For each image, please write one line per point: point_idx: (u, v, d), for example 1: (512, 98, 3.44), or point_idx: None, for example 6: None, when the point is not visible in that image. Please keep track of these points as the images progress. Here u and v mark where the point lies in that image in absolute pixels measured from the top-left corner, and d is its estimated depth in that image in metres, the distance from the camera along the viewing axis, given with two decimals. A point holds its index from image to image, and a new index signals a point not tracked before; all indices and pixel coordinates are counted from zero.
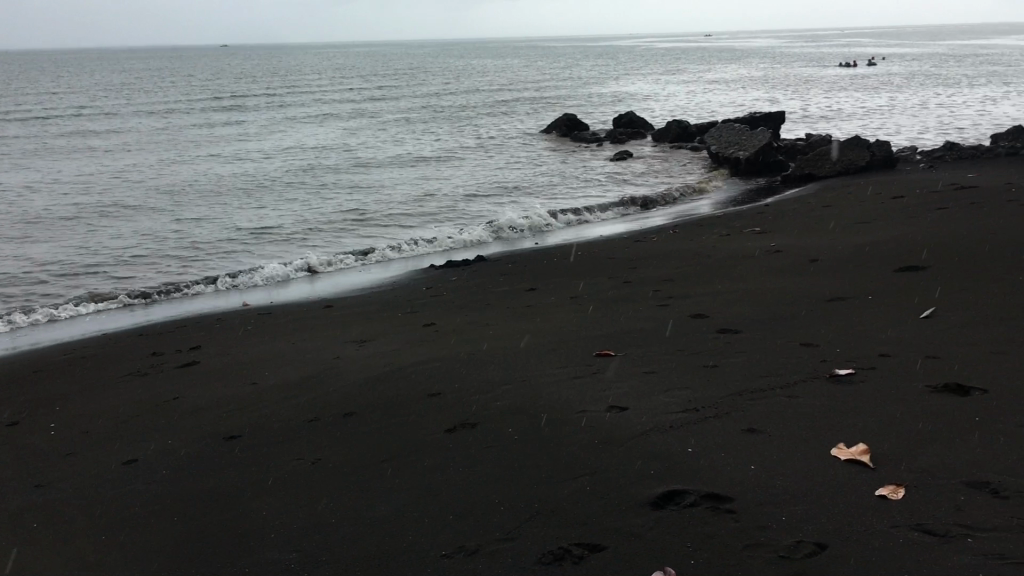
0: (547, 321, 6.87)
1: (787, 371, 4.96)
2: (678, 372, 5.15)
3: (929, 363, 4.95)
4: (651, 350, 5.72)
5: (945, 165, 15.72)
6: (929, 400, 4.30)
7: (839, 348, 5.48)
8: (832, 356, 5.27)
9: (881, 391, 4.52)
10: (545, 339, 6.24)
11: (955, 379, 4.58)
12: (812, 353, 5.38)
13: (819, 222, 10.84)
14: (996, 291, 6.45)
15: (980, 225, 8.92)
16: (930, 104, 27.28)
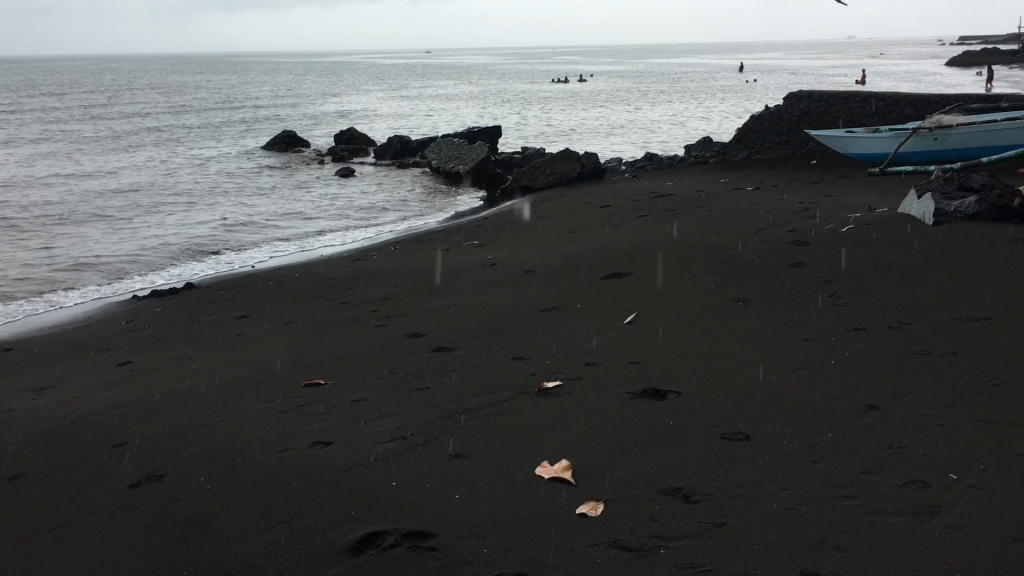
0: (251, 355, 6.48)
1: (491, 388, 4.95)
2: (382, 397, 4.98)
3: (625, 366, 5.13)
4: (359, 376, 5.51)
5: (646, 174, 16.81)
6: (621, 402, 4.44)
7: (542, 357, 5.56)
8: (534, 367, 5.34)
9: (577, 396, 4.59)
10: (247, 373, 5.87)
11: (643, 380, 4.78)
12: (516, 366, 5.41)
13: (533, 232, 11.12)
14: (690, 294, 6.82)
15: (674, 231, 9.50)
16: (633, 118, 29.24)
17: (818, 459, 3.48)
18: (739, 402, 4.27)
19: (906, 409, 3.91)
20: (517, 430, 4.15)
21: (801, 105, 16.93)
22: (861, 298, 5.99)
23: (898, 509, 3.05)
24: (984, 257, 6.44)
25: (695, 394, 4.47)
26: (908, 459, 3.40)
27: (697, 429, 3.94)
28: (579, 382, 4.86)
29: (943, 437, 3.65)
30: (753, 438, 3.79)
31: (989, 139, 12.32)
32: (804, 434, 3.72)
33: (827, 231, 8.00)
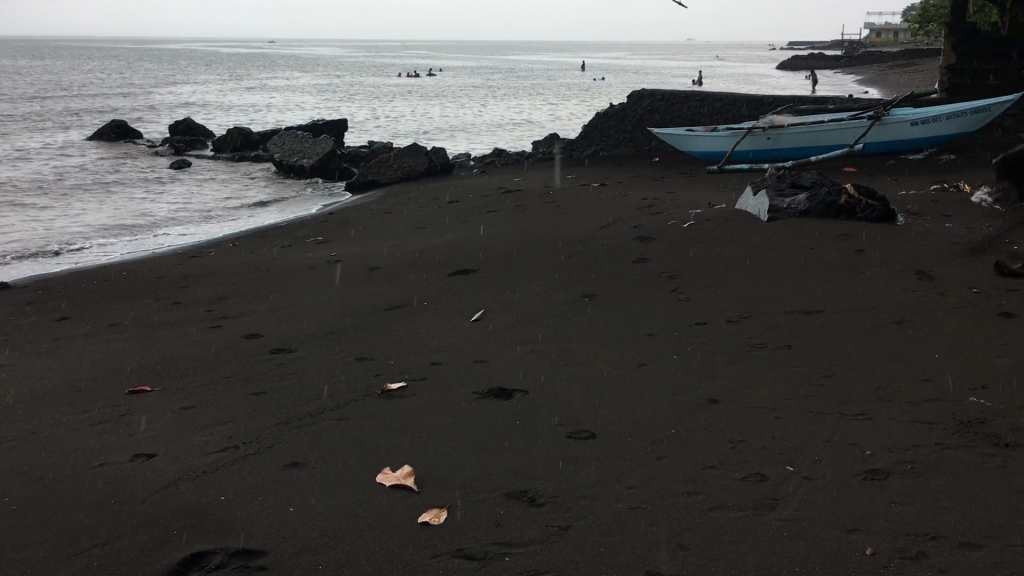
0: (66, 360, 6.02)
1: (319, 390, 4.74)
2: (202, 402, 4.69)
3: (456, 366, 5.03)
4: (180, 381, 5.19)
5: (494, 170, 16.83)
6: (447, 403, 4.32)
7: (377, 357, 5.39)
8: (369, 367, 5.16)
9: (405, 399, 4.46)
10: (61, 379, 5.42)
11: (476, 380, 4.69)
12: (349, 367, 5.21)
13: (379, 228, 10.89)
14: (536, 290, 6.80)
15: (521, 227, 9.50)
16: (481, 114, 29.29)
17: (633, 458, 3.48)
18: (563, 402, 4.23)
19: (725, 406, 3.99)
20: (344, 435, 3.97)
21: (644, 103, 17.34)
22: (702, 292, 6.12)
23: (720, 498, 3.07)
24: (815, 252, 6.70)
25: (526, 393, 4.42)
26: (725, 453, 3.45)
27: (518, 429, 3.89)
28: (412, 383, 4.72)
29: (761, 424, 3.74)
30: (570, 436, 3.76)
31: (817, 140, 12.95)
32: (612, 436, 3.72)
33: (669, 227, 8.17)
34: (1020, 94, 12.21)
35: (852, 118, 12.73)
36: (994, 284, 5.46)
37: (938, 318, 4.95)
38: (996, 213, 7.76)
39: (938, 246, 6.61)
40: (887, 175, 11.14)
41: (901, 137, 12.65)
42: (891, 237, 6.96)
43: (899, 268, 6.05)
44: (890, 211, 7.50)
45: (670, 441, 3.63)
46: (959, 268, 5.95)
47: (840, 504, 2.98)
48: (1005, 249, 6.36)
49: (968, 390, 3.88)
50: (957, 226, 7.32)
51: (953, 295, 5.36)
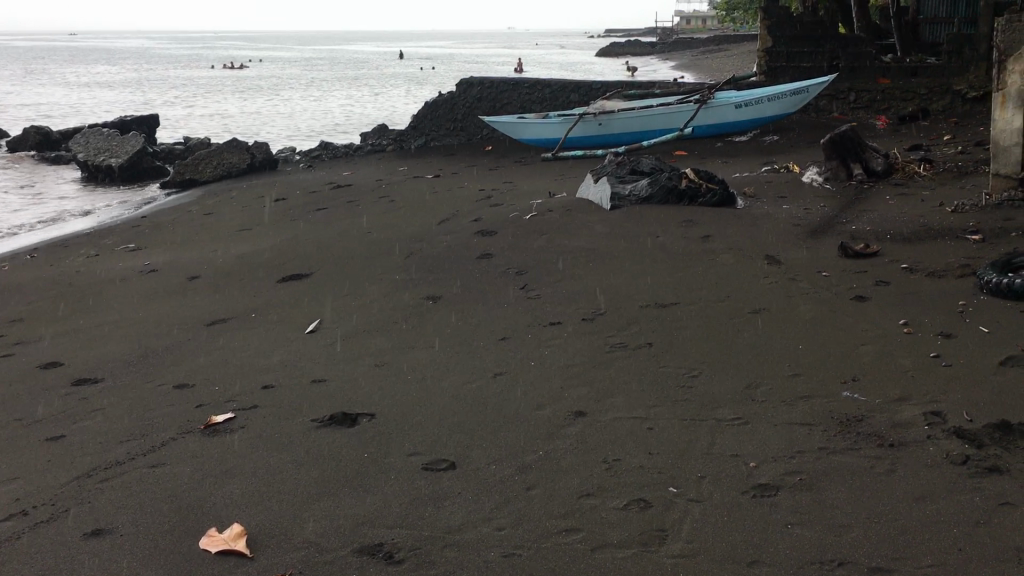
0: None
1: (130, 430, 4.09)
2: None
3: (291, 389, 4.48)
4: None
5: (322, 165, 16.08)
6: (283, 436, 3.80)
7: (199, 383, 4.76)
8: (191, 397, 4.53)
9: (234, 434, 3.89)
10: None
11: (315, 404, 4.17)
12: (167, 397, 4.56)
13: (198, 232, 10.05)
14: (376, 293, 6.31)
15: (354, 224, 8.94)
16: (304, 106, 28.22)
17: (501, 490, 3.08)
18: (415, 425, 3.79)
19: (593, 418, 3.65)
20: (162, 487, 3.37)
21: (473, 91, 16.99)
22: (553, 289, 5.81)
23: (604, 534, 2.73)
24: (661, 241, 6.53)
25: (372, 416, 3.94)
26: (600, 477, 3.11)
27: (368, 463, 3.42)
28: (241, 414, 4.15)
29: (633, 438, 3.42)
30: (427, 467, 3.33)
31: (647, 124, 12.97)
32: (474, 464, 3.31)
33: (512, 219, 7.83)
34: (835, 76, 12.62)
35: (680, 102, 12.82)
36: (841, 266, 5.41)
37: (794, 306, 4.82)
38: (829, 193, 7.85)
39: (781, 229, 6.57)
40: (718, 158, 11.24)
41: (727, 119, 12.84)
42: (734, 222, 6.88)
43: (747, 255, 5.94)
44: (729, 195, 7.45)
45: (541, 465, 3.25)
46: (804, 251, 5.90)
47: (733, 530, 2.69)
48: (845, 229, 6.38)
49: (840, 384, 3.71)
50: (795, 207, 7.34)
51: (804, 279, 5.27)
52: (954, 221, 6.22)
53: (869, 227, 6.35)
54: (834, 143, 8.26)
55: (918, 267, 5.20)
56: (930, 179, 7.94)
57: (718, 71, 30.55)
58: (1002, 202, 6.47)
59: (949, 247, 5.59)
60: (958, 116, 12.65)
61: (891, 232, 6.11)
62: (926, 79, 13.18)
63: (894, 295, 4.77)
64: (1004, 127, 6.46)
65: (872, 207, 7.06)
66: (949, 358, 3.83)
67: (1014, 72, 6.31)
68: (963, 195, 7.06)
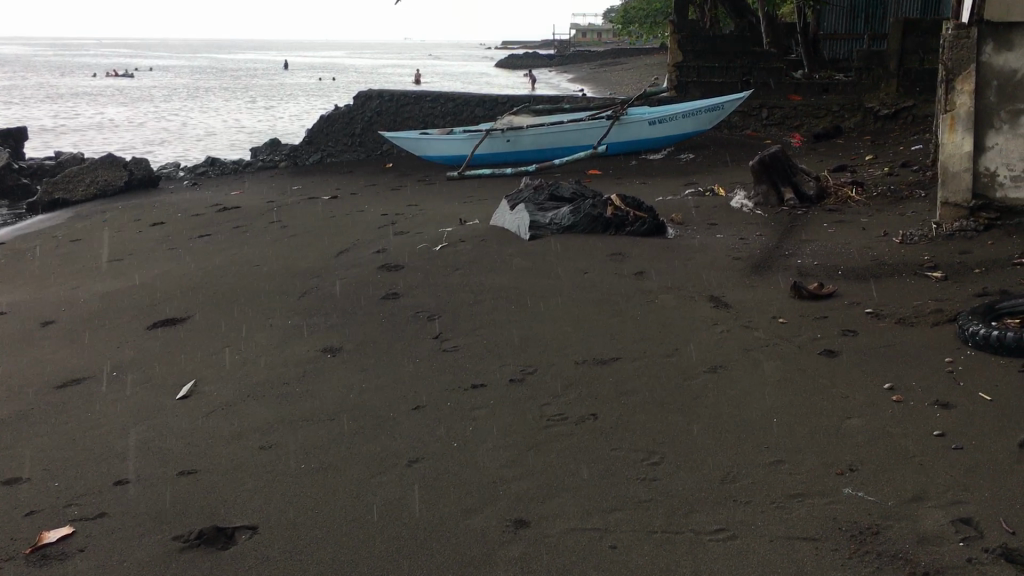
0: None
1: None
2: None
3: (152, 487, 3.58)
4: None
5: (208, 184, 14.92)
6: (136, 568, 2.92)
7: (35, 475, 3.82)
8: (23, 498, 3.59)
9: (72, 563, 3.00)
10: None
11: (182, 515, 3.30)
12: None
13: (60, 263, 8.91)
14: (266, 345, 5.44)
15: (241, 256, 7.97)
16: (189, 118, 26.71)
17: None
18: (309, 549, 2.95)
19: (538, 533, 2.89)
20: None
21: (371, 105, 16.23)
22: (471, 339, 5.05)
23: None
24: (589, 279, 5.84)
25: (254, 533, 3.10)
26: None
27: None
28: (84, 530, 3.24)
29: (595, 565, 2.67)
30: None
31: (556, 142, 12.34)
32: None
33: (419, 251, 7.03)
34: (749, 92, 12.23)
35: (591, 118, 12.23)
36: (797, 311, 4.81)
37: (756, 364, 4.17)
38: (761, 220, 7.30)
39: (720, 264, 5.95)
40: (633, 178, 10.66)
41: (641, 136, 12.32)
42: (667, 255, 6.24)
43: (689, 297, 5.29)
44: (659, 223, 6.82)
45: None
46: (752, 291, 5.28)
47: None
48: (789, 264, 5.80)
49: (835, 475, 3.05)
50: (729, 237, 6.75)
51: (760, 328, 4.64)
52: (905, 255, 5.70)
53: (816, 262, 5.78)
54: (764, 167, 7.71)
55: (883, 312, 4.63)
56: (864, 204, 7.46)
57: (619, 82, 30.32)
58: (954, 232, 5.99)
59: (909, 287, 5.04)
60: (870, 133, 12.41)
61: (841, 268, 5.55)
62: (838, 96, 12.93)
63: (867, 349, 4.17)
64: (951, 152, 5.98)
65: (812, 238, 6.52)
66: (956, 437, 3.22)
67: (961, 93, 5.84)
68: (905, 223, 6.58)
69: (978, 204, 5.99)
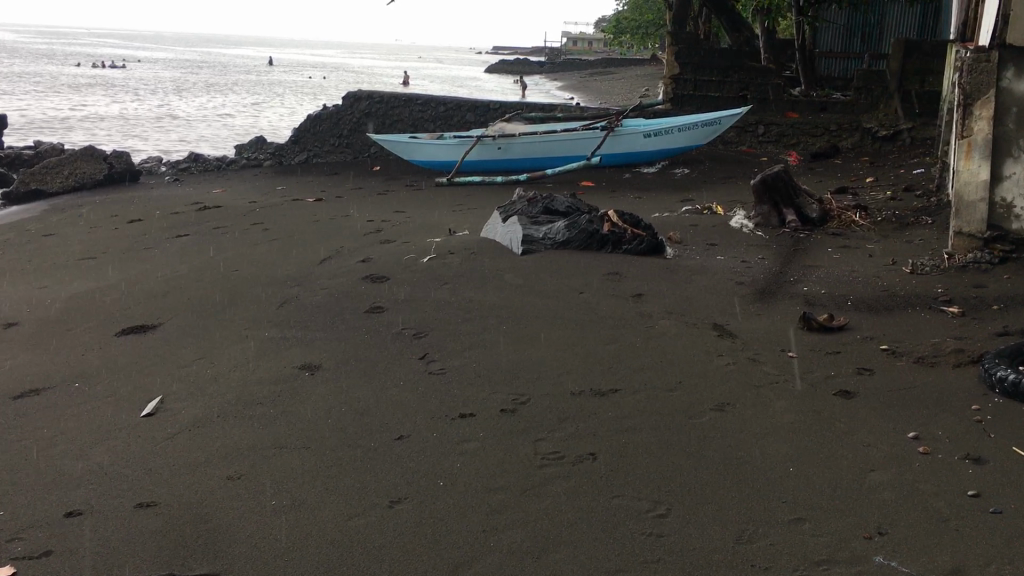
0: None
1: None
2: None
3: (107, 520, 3.26)
4: None
5: (189, 180, 14.56)
6: None
7: None
8: None
9: None
10: None
11: (139, 558, 2.98)
12: None
13: (29, 259, 8.54)
14: (239, 358, 5.11)
15: (217, 259, 7.64)
16: (174, 111, 26.27)
17: None
18: None
19: None
20: None
21: (360, 106, 15.73)
22: (459, 361, 4.75)
23: None
24: (585, 300, 5.55)
25: None
26: None
27: None
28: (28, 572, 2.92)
29: None
30: None
31: (549, 151, 12.06)
32: None
33: (405, 262, 6.72)
34: (747, 108, 11.95)
35: (585, 128, 11.96)
36: (807, 344, 4.53)
37: (766, 402, 3.88)
38: (761, 242, 7.03)
39: (721, 288, 5.68)
40: (626, 192, 10.39)
41: (635, 149, 12.05)
42: (666, 277, 5.96)
43: (690, 323, 5.01)
44: (657, 242, 6.54)
45: None
46: (757, 319, 5.00)
47: None
48: (794, 291, 5.53)
49: (862, 540, 2.77)
50: (729, 259, 6.47)
51: (769, 362, 4.35)
52: (916, 286, 5.44)
53: (822, 290, 5.51)
54: (766, 186, 7.46)
55: (899, 350, 4.35)
56: (869, 229, 7.21)
57: (608, 86, 30.05)
58: (966, 264, 5.74)
59: (923, 322, 4.77)
60: (868, 154, 12.19)
61: (850, 298, 5.28)
62: (836, 116, 12.72)
63: (885, 390, 3.90)
64: (966, 181, 5.73)
65: (816, 263, 6.25)
66: (992, 499, 2.93)
67: (979, 119, 5.59)
68: (913, 252, 6.33)
69: (992, 236, 5.74)
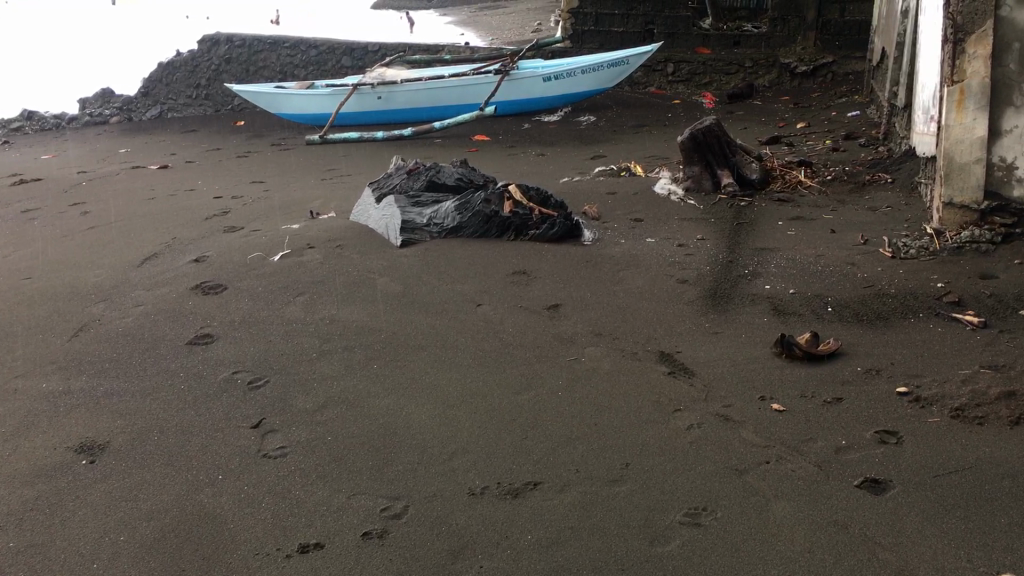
0: None
1: None
2: None
3: None
4: None
5: (19, 142, 12.47)
6: None
7: None
8: None
9: None
10: None
11: None
12: None
13: None
14: None
15: (9, 260, 5.95)
16: (19, 59, 23.48)
17: None
18: None
19: None
20: None
21: (219, 52, 13.87)
22: (309, 433, 3.31)
23: None
24: (484, 317, 4.17)
25: None
26: None
27: None
28: None
29: None
30: None
31: (435, 101, 10.53)
32: None
33: (249, 263, 5.20)
34: (656, 44, 10.59)
35: (477, 72, 10.42)
36: (793, 387, 3.26)
37: (761, 504, 2.60)
38: (696, 215, 5.75)
39: (658, 289, 4.36)
40: (526, 148, 8.99)
41: (534, 95, 10.61)
42: (586, 274, 4.62)
43: (627, 352, 3.68)
44: (572, 225, 5.20)
45: None
46: (715, 342, 3.71)
47: None
48: (753, 291, 4.25)
49: None
50: (661, 242, 5.17)
51: (748, 422, 3.05)
52: (905, 279, 4.22)
53: (789, 289, 4.25)
54: (697, 144, 6.21)
55: (923, 395, 3.11)
56: (820, 192, 6.02)
57: (496, 11, 28.04)
58: (961, 244, 4.53)
59: (937, 339, 3.55)
60: (787, 93, 11.05)
61: (829, 302, 4.04)
62: (750, 50, 11.50)
63: (927, 475, 2.65)
64: (959, 138, 4.49)
65: (769, 244, 5.01)
66: None
67: (975, 58, 4.34)
68: (884, 225, 5.14)
69: (991, 207, 4.54)
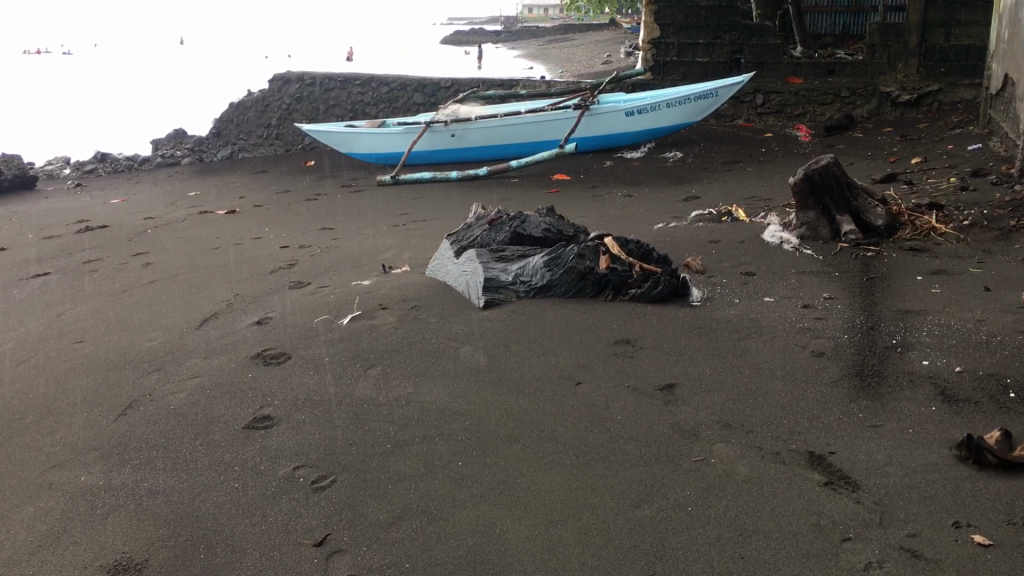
0: None
1: None
2: None
3: None
4: None
5: (91, 185, 12.31)
6: None
7: None
8: None
9: None
10: None
11: None
12: None
13: None
14: (11, 546, 3.03)
15: (64, 320, 5.51)
16: (95, 102, 23.77)
17: None
18: None
19: None
20: None
21: (290, 90, 13.56)
22: (382, 556, 2.71)
23: None
24: (587, 400, 3.53)
25: None
26: None
27: None
28: None
29: None
30: None
31: (510, 138, 9.99)
32: None
33: (315, 326, 4.66)
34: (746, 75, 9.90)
35: (555, 107, 9.85)
36: (995, 510, 2.55)
37: None
38: (817, 268, 5.04)
39: (791, 365, 3.68)
40: (611, 188, 8.38)
41: (616, 130, 10.00)
42: (701, 345, 3.96)
43: (768, 452, 3.01)
44: (678, 283, 4.55)
45: None
46: (877, 441, 3.01)
47: None
48: (909, 369, 3.54)
49: None
50: (782, 302, 4.49)
51: (945, 563, 2.35)
52: None
53: (952, 367, 3.52)
54: (813, 186, 5.50)
55: None
56: (957, 241, 5.26)
57: (566, 44, 27.63)
58: None
59: None
60: (889, 124, 10.25)
61: (1009, 386, 3.30)
62: (847, 78, 10.72)
63: None
64: None
65: (913, 305, 4.28)
66: None
67: None
68: None
69: None
